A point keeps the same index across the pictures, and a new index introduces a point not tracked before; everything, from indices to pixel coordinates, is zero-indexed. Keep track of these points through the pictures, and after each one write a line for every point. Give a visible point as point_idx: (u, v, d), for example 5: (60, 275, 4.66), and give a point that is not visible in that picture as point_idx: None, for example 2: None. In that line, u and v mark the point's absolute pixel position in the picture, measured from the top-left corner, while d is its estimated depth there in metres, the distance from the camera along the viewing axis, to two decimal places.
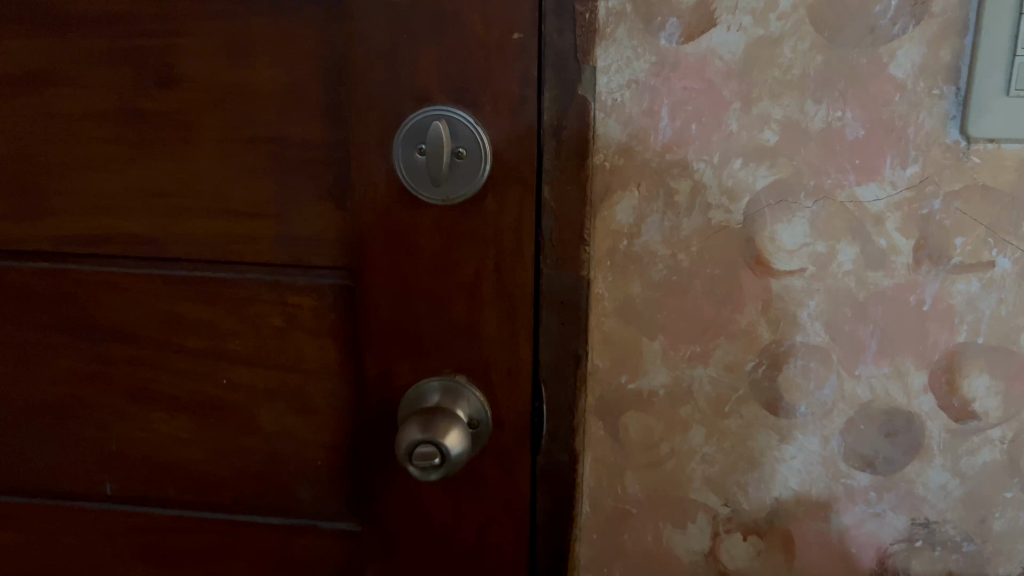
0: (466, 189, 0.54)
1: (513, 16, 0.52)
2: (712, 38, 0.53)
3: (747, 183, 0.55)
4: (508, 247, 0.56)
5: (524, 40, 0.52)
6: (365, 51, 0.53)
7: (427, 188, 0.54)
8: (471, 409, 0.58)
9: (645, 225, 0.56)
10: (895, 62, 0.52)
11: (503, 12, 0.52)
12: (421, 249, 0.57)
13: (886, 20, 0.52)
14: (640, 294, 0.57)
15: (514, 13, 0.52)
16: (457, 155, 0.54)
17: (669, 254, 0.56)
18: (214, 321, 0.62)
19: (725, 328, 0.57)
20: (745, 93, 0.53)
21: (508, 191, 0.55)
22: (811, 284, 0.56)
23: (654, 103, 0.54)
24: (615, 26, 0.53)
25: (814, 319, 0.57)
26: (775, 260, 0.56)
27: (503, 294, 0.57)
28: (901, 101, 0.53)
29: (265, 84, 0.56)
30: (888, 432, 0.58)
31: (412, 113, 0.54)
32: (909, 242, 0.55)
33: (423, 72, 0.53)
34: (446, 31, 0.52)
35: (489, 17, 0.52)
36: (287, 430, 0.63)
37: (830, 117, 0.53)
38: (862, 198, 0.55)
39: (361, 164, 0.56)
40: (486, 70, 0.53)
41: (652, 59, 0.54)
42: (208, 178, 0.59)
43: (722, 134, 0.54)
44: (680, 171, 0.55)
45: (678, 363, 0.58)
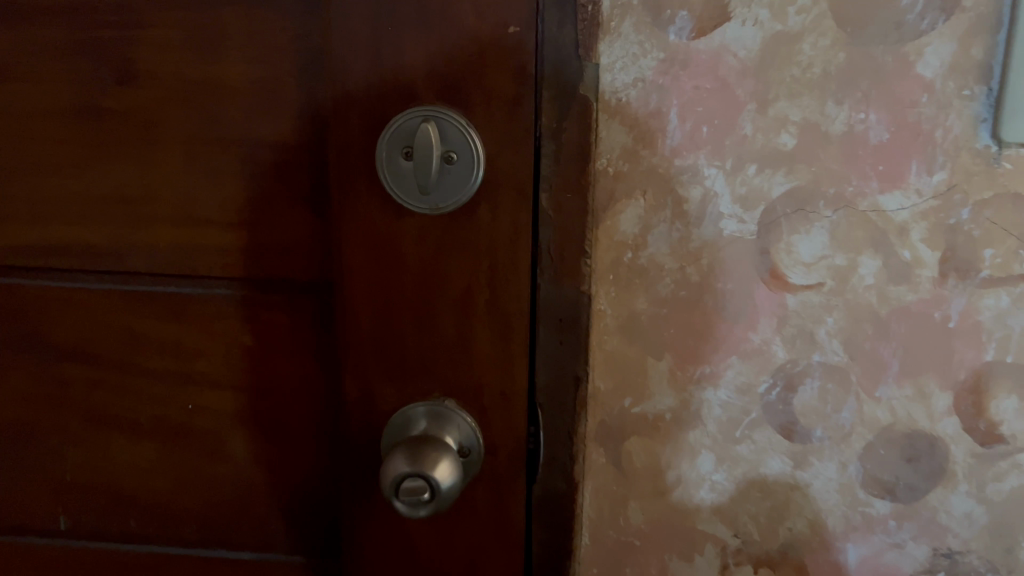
0: (456, 197, 0.49)
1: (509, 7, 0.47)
2: (725, 33, 0.49)
3: (762, 191, 0.51)
4: (503, 259, 0.51)
5: (522, 34, 0.47)
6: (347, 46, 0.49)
7: (413, 196, 0.50)
8: (460, 435, 0.54)
9: (651, 236, 0.52)
10: (923, 60, 0.48)
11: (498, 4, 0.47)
12: (408, 262, 0.52)
13: (914, 14, 0.48)
14: (645, 310, 0.53)
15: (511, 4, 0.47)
16: (446, 161, 0.49)
17: (677, 267, 0.52)
18: (180, 340, 0.56)
19: (737, 347, 0.53)
20: (761, 93, 0.49)
21: (502, 200, 0.50)
22: (830, 299, 0.52)
23: (662, 103, 0.50)
24: (620, 19, 0.49)
25: (832, 337, 0.53)
26: (790, 274, 0.52)
27: (499, 311, 0.52)
28: (928, 102, 0.49)
29: (237, 79, 0.51)
30: (909, 457, 0.54)
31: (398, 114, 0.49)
32: (934, 255, 0.51)
33: (410, 68, 0.48)
34: (436, 24, 0.47)
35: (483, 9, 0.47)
36: (259, 458, 0.58)
37: (852, 119, 0.49)
38: (885, 207, 0.50)
39: (342, 168, 0.51)
40: (479, 68, 0.48)
41: (659, 55, 0.49)
42: (172, 183, 0.53)
43: (735, 137, 0.50)
44: (690, 178, 0.51)
45: (686, 384, 0.54)
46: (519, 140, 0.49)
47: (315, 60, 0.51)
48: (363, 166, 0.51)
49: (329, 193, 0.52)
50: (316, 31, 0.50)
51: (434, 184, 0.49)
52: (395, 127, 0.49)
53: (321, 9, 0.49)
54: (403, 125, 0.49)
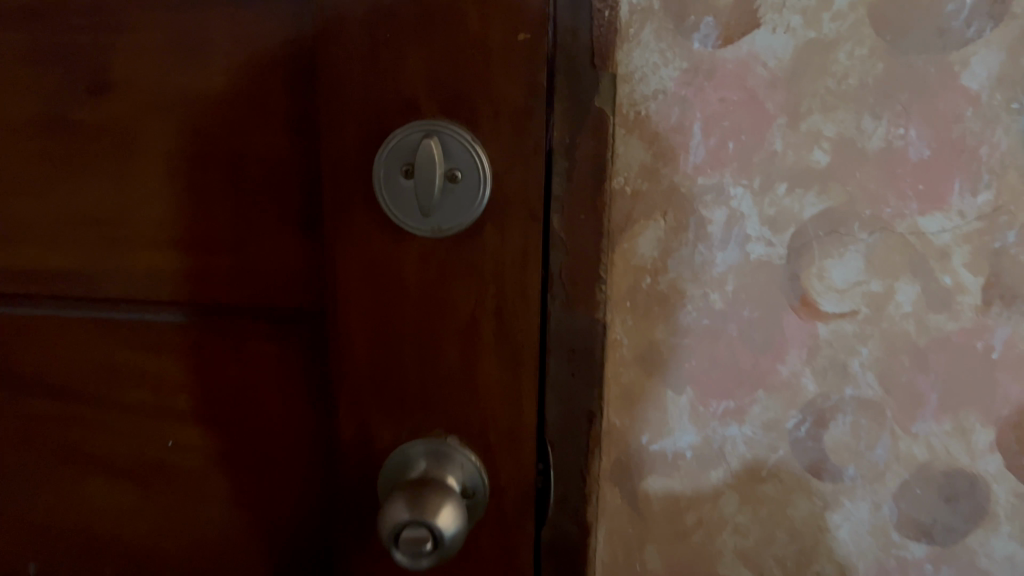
0: (462, 218, 0.45)
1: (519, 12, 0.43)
2: (754, 41, 0.45)
3: (792, 212, 0.47)
4: (511, 286, 0.46)
5: (531, 41, 0.43)
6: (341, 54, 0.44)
7: (414, 218, 0.45)
8: (464, 474, 0.49)
9: (672, 260, 0.48)
10: (969, 71, 0.44)
11: (506, 8, 0.43)
12: (406, 288, 0.47)
13: (959, 21, 0.44)
14: (665, 340, 0.49)
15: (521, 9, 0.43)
16: (451, 179, 0.44)
17: (699, 294, 0.48)
18: (158, 373, 0.52)
19: (764, 380, 0.49)
20: (793, 106, 0.45)
21: (511, 222, 0.45)
22: (864, 329, 0.48)
23: (684, 117, 0.46)
24: (640, 25, 0.45)
25: (866, 368, 0.49)
26: (822, 301, 0.48)
27: (507, 342, 0.47)
28: (974, 116, 0.45)
29: (222, 89, 0.47)
30: (948, 497, 0.50)
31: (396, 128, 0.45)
32: (978, 280, 0.47)
33: (409, 78, 0.44)
34: (438, 30, 0.43)
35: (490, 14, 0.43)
36: (243, 499, 0.53)
37: (891, 135, 0.45)
38: (925, 229, 0.47)
39: (334, 186, 0.46)
40: (485, 78, 0.43)
41: (683, 65, 0.45)
42: (150, 201, 0.49)
43: (764, 154, 0.46)
44: (714, 198, 0.47)
45: (708, 420, 0.50)
46: (529, 156, 0.44)
47: (304, 68, 0.46)
48: (358, 184, 0.46)
49: (321, 215, 0.47)
50: (305, 36, 0.45)
51: (437, 204, 0.44)
52: (392, 142, 0.44)
53: (309, 11, 0.45)
54: (402, 141, 0.44)
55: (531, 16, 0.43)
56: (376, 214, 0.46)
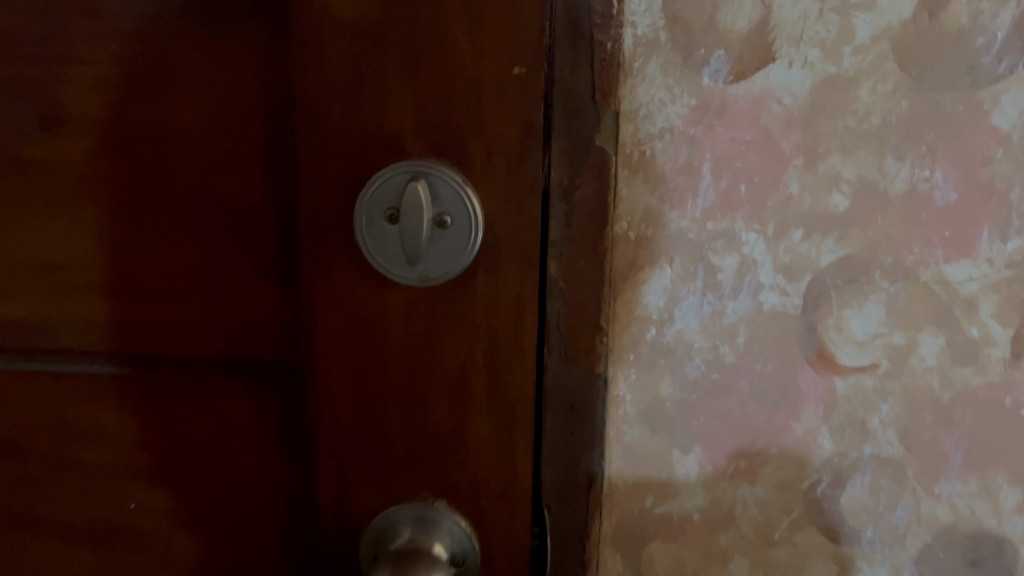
0: (453, 267, 0.40)
1: (516, 41, 0.38)
2: (768, 76, 0.41)
3: (809, 260, 0.43)
4: (504, 338, 0.42)
5: (529, 74, 0.38)
6: (317, 88, 0.40)
7: (400, 267, 0.40)
8: (453, 541, 0.44)
9: (678, 310, 0.44)
10: (999, 109, 0.41)
11: (502, 36, 0.38)
12: (389, 339, 0.42)
13: (989, 56, 0.41)
14: (671, 396, 0.45)
15: (518, 37, 0.38)
16: (440, 225, 0.40)
17: (708, 346, 0.45)
18: (120, 431, 0.48)
19: (777, 439, 0.46)
20: (810, 147, 0.42)
21: (505, 271, 0.41)
22: (884, 384, 0.45)
23: (692, 158, 0.42)
24: (645, 59, 0.41)
25: (886, 426, 0.45)
26: (840, 354, 0.44)
27: (499, 398, 0.43)
28: (1004, 158, 0.42)
29: (189, 125, 0.43)
30: (973, 561, 0.47)
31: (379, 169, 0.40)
32: (1007, 332, 0.44)
33: (392, 114, 0.39)
34: (424, 61, 0.38)
35: (483, 43, 0.38)
36: (212, 566, 0.49)
37: (915, 177, 0.42)
38: (951, 278, 0.43)
39: (311, 229, 0.42)
40: (478, 113, 0.39)
41: (691, 102, 0.42)
42: (111, 245, 0.45)
43: (779, 197, 0.43)
44: (725, 244, 0.43)
45: (718, 481, 0.46)
46: (526, 200, 0.40)
47: (280, 103, 0.42)
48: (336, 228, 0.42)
49: (298, 261, 0.43)
50: (282, 69, 0.42)
51: (425, 253, 0.40)
52: (374, 184, 0.40)
53: (286, 41, 0.41)
54: (386, 183, 0.40)
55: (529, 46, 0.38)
56: (357, 260, 0.42)
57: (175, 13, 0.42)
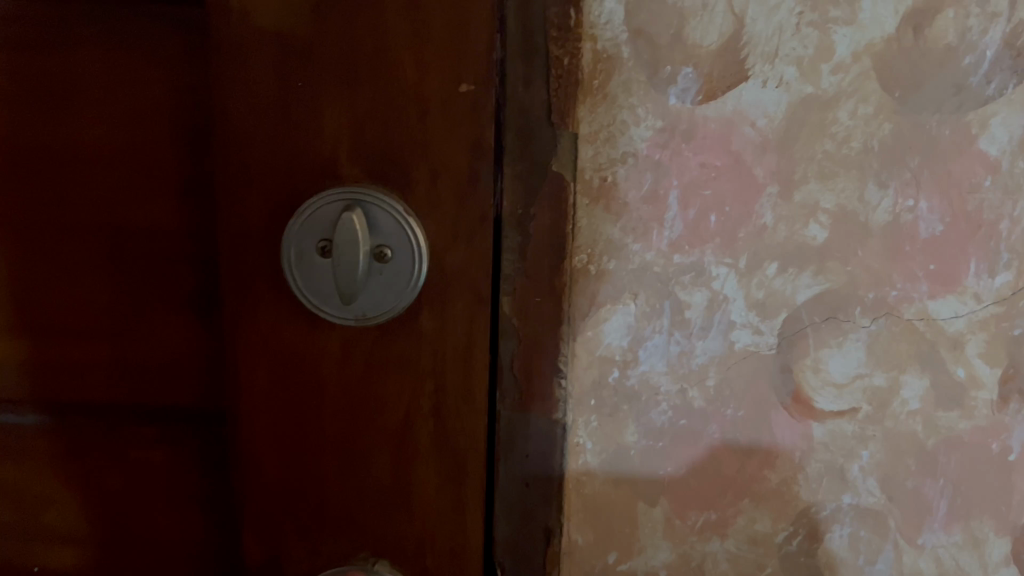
0: (394, 304, 0.35)
1: (465, 54, 0.34)
2: (740, 96, 0.38)
3: (784, 296, 0.40)
4: (452, 383, 0.37)
5: (479, 91, 0.34)
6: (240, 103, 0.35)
7: (334, 304, 0.36)
8: None
9: (643, 350, 0.40)
10: (988, 134, 0.38)
11: (448, 49, 0.34)
12: (323, 383, 0.37)
13: (977, 76, 0.38)
14: (635, 444, 0.41)
15: (468, 50, 0.34)
16: (379, 259, 0.35)
17: (676, 389, 0.41)
18: (21, 486, 0.43)
19: (749, 488, 0.42)
20: (785, 173, 0.38)
21: (453, 308, 0.36)
22: (865, 429, 0.41)
23: (658, 185, 0.38)
24: (606, 77, 0.37)
25: (867, 474, 0.42)
26: (817, 398, 0.41)
27: (447, 450, 0.38)
28: (993, 186, 0.39)
29: (96, 145, 0.38)
30: None
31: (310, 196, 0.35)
32: (995, 373, 0.41)
33: (324, 134, 0.35)
34: (362, 74, 0.34)
35: (428, 54, 0.34)
36: None
37: (898, 207, 0.39)
38: (936, 315, 0.40)
39: (232, 260, 0.37)
40: (421, 134, 0.34)
41: (657, 124, 0.38)
42: (8, 280, 0.40)
43: (751, 228, 0.39)
44: (694, 279, 0.40)
45: (686, 536, 0.43)
46: (475, 230, 0.36)
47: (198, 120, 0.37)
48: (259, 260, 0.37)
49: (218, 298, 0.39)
50: (201, 82, 0.37)
51: (363, 289, 0.35)
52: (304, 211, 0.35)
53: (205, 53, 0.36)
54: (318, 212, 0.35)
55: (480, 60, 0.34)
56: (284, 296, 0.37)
57: (81, 17, 0.37)
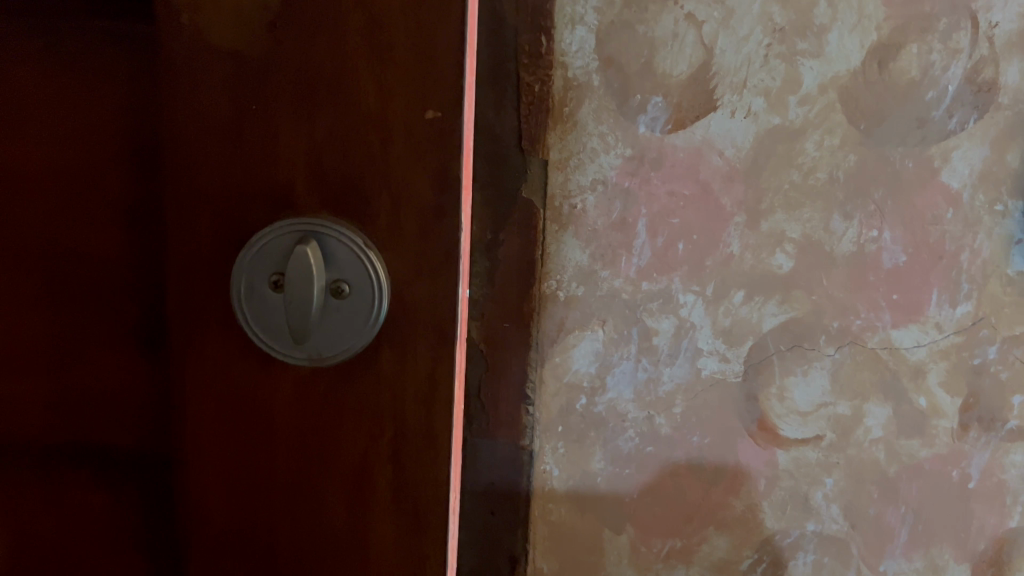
0: (349, 346, 0.21)
1: (427, 63, 0.20)
2: (709, 125, 0.38)
3: (750, 324, 0.40)
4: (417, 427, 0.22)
5: (447, 124, 0.21)
6: (129, 71, 0.22)
7: (278, 342, 0.22)
8: None
9: (611, 377, 0.40)
10: (949, 167, 0.39)
11: (399, 58, 0.20)
12: (218, 429, 0.23)
13: (940, 110, 0.38)
14: (602, 471, 0.41)
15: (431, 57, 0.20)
16: (333, 294, 0.21)
17: (643, 416, 0.41)
18: None
19: (714, 515, 0.42)
20: (752, 203, 0.39)
21: (414, 349, 0.22)
22: (829, 457, 0.41)
23: (626, 213, 0.38)
24: (576, 104, 0.37)
25: (830, 501, 0.42)
26: (781, 425, 0.41)
27: (410, 529, 0.23)
28: (954, 218, 0.39)
29: None
30: None
31: (211, 232, 0.22)
32: (954, 402, 0.41)
33: (202, 178, 0.21)
34: (266, 87, 0.21)
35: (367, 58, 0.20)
36: None
37: (862, 237, 0.39)
38: (899, 343, 0.40)
39: (72, 310, 0.24)
40: (349, 195, 0.21)
41: (626, 151, 0.38)
42: None
43: (718, 256, 0.39)
44: (661, 306, 0.40)
45: (651, 563, 0.43)
46: (445, 259, 0.21)
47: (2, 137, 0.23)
48: (114, 317, 0.23)
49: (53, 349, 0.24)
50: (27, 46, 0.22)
51: (316, 330, 0.21)
52: (218, 245, 0.22)
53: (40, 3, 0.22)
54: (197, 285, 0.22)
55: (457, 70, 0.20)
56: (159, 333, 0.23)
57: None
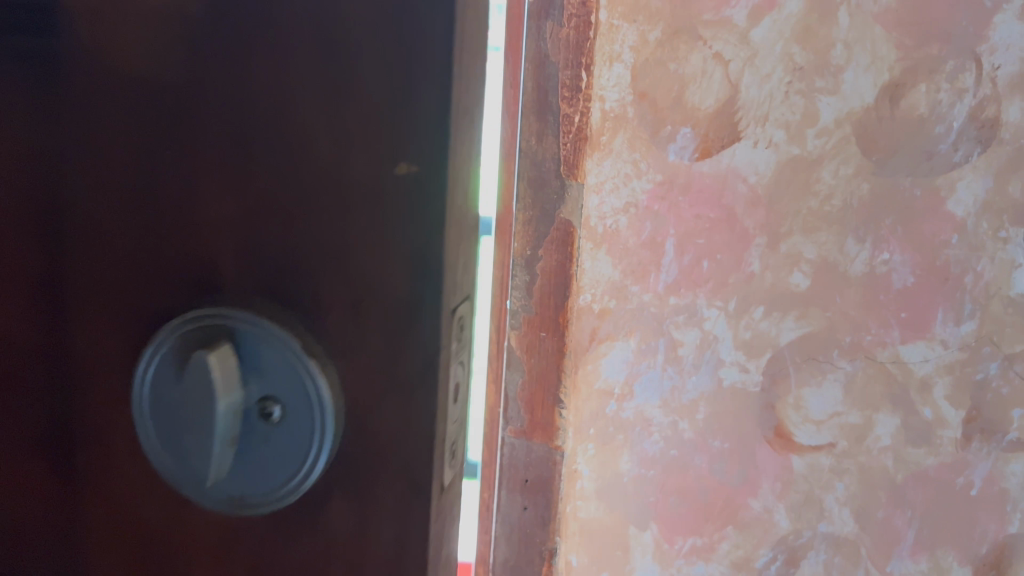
0: (286, 482, 0.21)
1: (416, 114, 0.20)
2: (734, 153, 0.42)
3: (769, 336, 0.43)
4: (380, 535, 0.22)
5: (420, 177, 0.20)
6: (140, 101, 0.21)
7: (191, 475, 0.22)
8: None
9: (639, 383, 0.44)
10: (955, 197, 0.42)
11: (360, 129, 0.20)
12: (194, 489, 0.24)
13: (946, 143, 0.42)
14: (629, 472, 0.44)
15: (408, 116, 0.20)
16: (263, 416, 0.21)
17: (669, 421, 0.44)
18: None
19: (734, 516, 0.45)
20: (773, 226, 0.42)
21: (374, 490, 0.22)
22: (841, 463, 0.44)
23: (656, 233, 0.42)
24: (612, 134, 0.41)
25: (842, 505, 0.45)
26: (796, 432, 0.44)
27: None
28: (959, 243, 0.42)
29: None
30: None
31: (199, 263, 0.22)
32: (959, 413, 0.44)
33: (203, 228, 0.22)
34: (261, 166, 0.21)
35: (356, 105, 0.20)
36: None
37: (874, 260, 0.42)
38: (907, 358, 0.43)
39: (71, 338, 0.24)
40: (332, 248, 0.21)
41: (656, 177, 0.42)
42: None
43: (741, 275, 0.42)
44: (687, 319, 0.43)
45: (673, 559, 0.46)
46: (417, 382, 0.21)
47: (5, 136, 0.23)
48: (110, 325, 0.23)
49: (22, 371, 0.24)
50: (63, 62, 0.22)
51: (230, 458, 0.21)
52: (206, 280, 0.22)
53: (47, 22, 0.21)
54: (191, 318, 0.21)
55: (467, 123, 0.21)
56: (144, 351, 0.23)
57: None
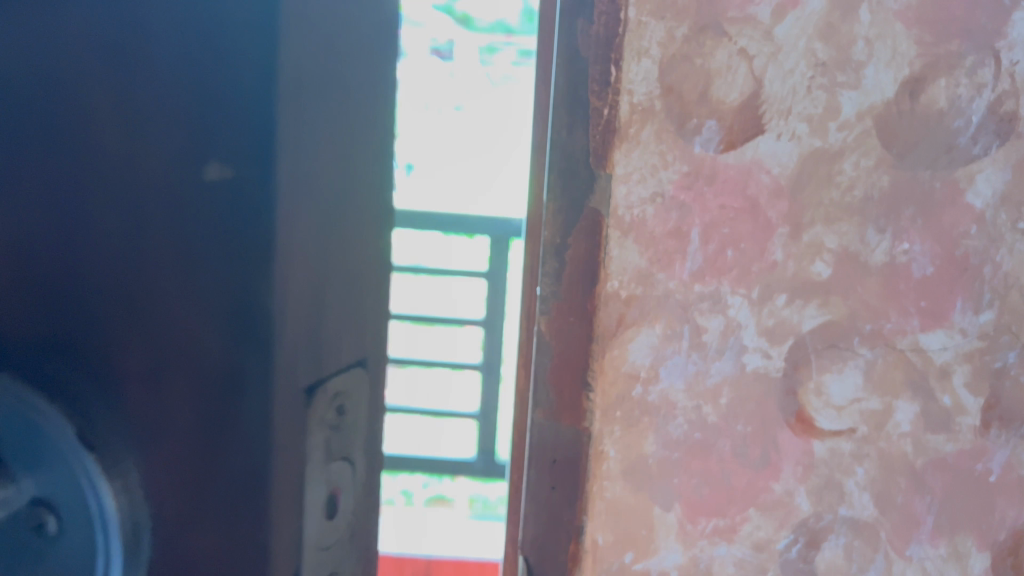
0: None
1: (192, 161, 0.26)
2: (758, 145, 0.43)
3: (791, 324, 0.45)
4: (221, 542, 0.28)
5: (235, 185, 0.26)
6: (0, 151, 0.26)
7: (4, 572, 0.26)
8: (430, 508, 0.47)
9: (664, 369, 0.45)
10: (974, 189, 0.43)
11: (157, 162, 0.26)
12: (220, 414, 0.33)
13: (966, 137, 0.43)
14: (654, 454, 0.46)
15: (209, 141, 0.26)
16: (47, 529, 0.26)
17: (693, 405, 0.45)
18: None
19: (756, 498, 0.47)
20: (796, 216, 0.43)
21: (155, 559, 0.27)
22: (861, 448, 0.46)
23: (682, 222, 0.43)
24: (640, 126, 0.43)
25: (862, 489, 0.46)
26: (819, 417, 0.46)
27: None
28: (978, 234, 0.44)
29: None
30: None
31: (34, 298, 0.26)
32: (978, 401, 0.45)
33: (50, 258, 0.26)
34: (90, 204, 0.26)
35: (172, 130, 0.26)
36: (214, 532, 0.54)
37: (894, 250, 0.44)
38: (927, 346, 0.45)
39: None
40: (143, 290, 0.26)
41: (682, 168, 0.43)
42: None
43: (764, 263, 0.44)
44: (711, 306, 0.44)
45: (696, 540, 0.47)
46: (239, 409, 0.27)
47: None
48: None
49: None
50: None
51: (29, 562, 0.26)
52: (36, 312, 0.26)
53: None
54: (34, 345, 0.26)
55: (293, 156, 0.27)
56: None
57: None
